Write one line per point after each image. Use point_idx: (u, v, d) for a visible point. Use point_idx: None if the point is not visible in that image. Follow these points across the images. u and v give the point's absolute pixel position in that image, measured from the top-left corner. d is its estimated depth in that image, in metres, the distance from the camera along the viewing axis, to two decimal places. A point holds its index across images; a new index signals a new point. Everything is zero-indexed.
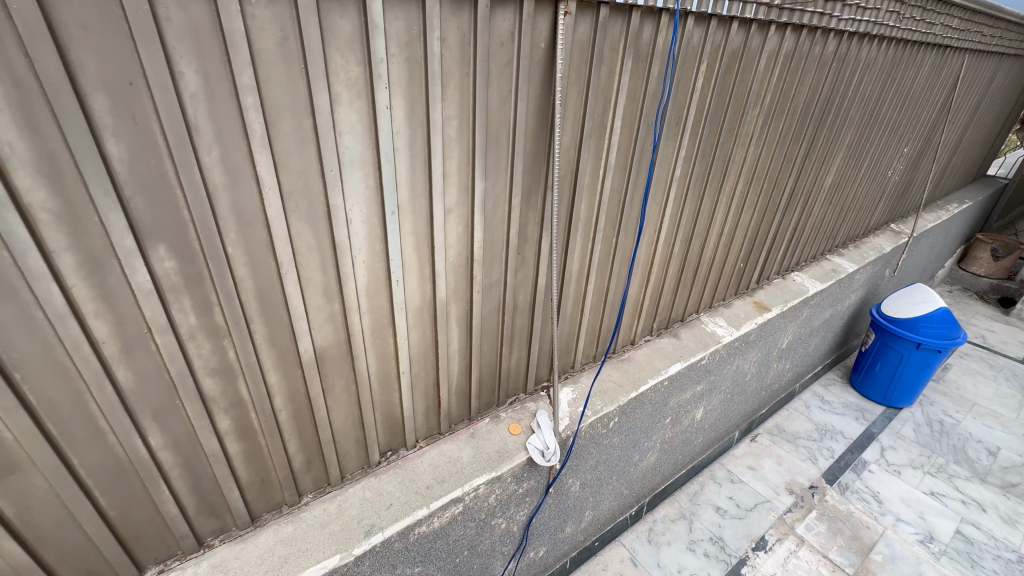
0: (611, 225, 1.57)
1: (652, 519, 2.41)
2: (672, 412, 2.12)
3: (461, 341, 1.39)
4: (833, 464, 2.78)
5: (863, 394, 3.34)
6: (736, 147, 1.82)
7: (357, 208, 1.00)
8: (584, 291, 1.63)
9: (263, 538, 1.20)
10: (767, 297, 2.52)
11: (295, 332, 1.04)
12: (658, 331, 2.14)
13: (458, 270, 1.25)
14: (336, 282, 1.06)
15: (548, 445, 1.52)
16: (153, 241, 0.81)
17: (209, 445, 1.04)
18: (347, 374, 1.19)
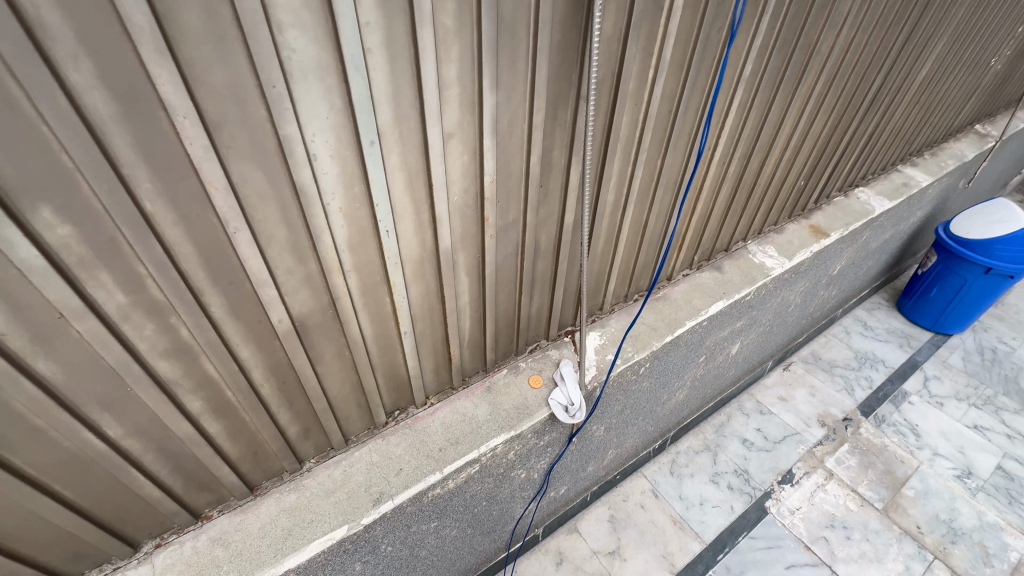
0: (657, 144, 1.25)
1: (675, 451, 2.35)
2: (707, 350, 1.93)
3: (472, 292, 1.18)
4: (870, 395, 2.63)
5: (910, 319, 3.10)
6: (826, 32, 1.41)
7: (321, 139, 0.73)
8: (620, 226, 1.36)
9: (265, 508, 1.11)
10: (824, 220, 2.19)
11: (262, 301, 0.84)
12: (699, 264, 1.88)
13: (465, 211, 1.00)
14: (307, 237, 0.82)
15: (572, 402, 1.38)
16: (31, 202, 0.58)
17: (181, 428, 0.89)
18: (337, 340, 1.00)
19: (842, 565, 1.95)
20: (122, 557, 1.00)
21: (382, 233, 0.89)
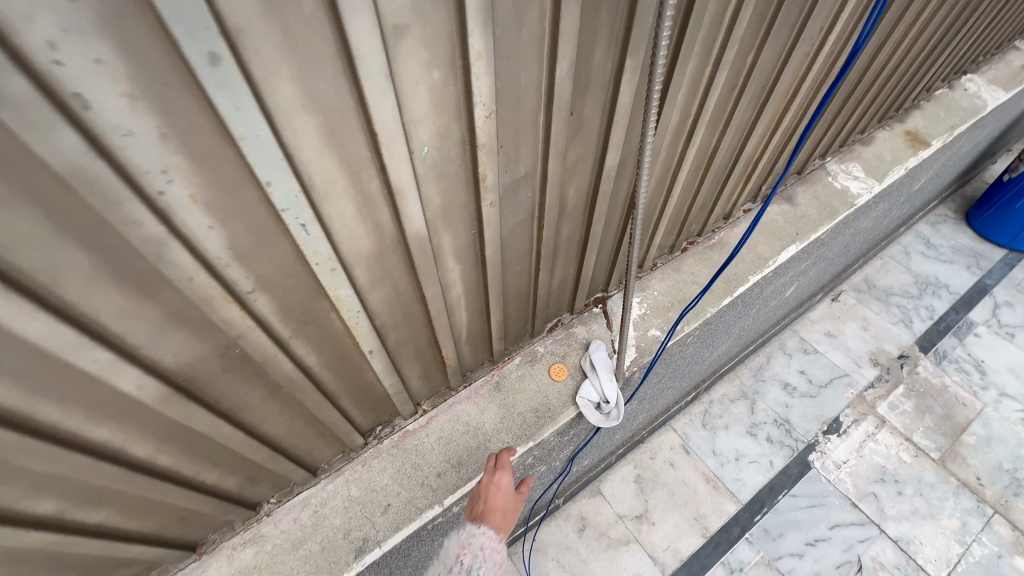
0: (754, 27, 0.79)
1: (708, 400, 2.10)
2: (762, 299, 1.57)
3: (468, 281, 0.80)
4: (931, 327, 2.31)
5: (981, 235, 2.67)
6: None
7: (79, 62, 0.32)
8: (681, 161, 0.93)
9: (214, 572, 0.85)
10: (923, 124, 1.68)
11: (94, 369, 0.47)
12: (766, 194, 1.43)
13: (444, 171, 0.58)
14: (142, 257, 0.43)
15: (608, 399, 1.06)
16: None
17: (35, 539, 0.58)
18: (263, 382, 0.65)
19: (891, 524, 1.78)
20: None
21: (292, 229, 0.50)
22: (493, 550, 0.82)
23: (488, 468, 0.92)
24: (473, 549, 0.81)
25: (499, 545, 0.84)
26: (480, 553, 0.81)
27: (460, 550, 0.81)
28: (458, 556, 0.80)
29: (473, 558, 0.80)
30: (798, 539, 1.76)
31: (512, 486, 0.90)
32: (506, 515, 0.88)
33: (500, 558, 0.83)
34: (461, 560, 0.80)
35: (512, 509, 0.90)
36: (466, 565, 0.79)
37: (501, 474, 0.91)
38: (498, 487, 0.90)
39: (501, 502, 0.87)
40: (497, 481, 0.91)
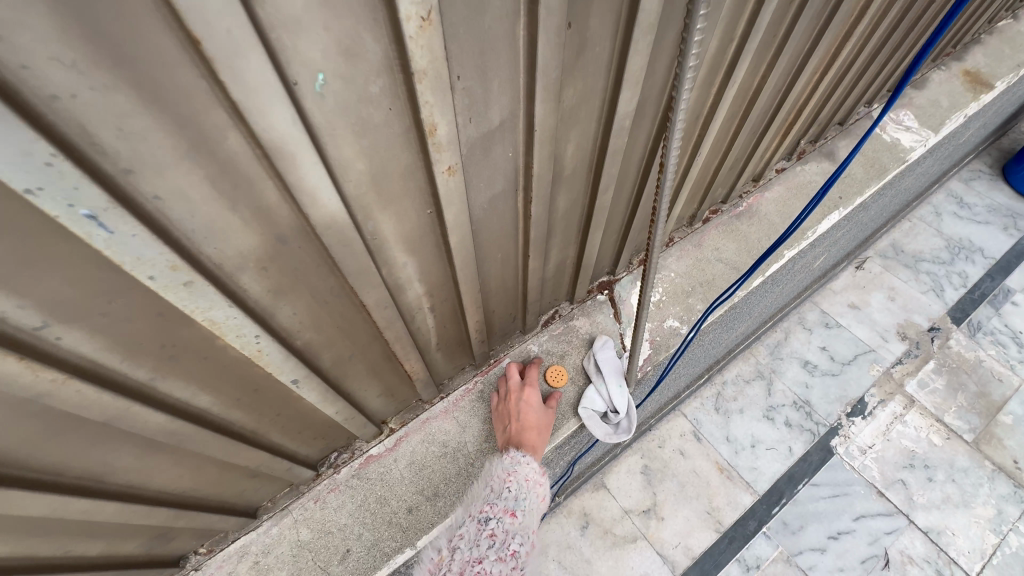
0: None
1: (720, 381, 1.92)
2: (791, 274, 1.36)
3: (430, 278, 0.58)
4: (964, 296, 2.11)
5: (1019, 192, 2.43)
6: None
7: None
8: (717, 103, 0.70)
9: None
10: (984, 63, 1.42)
11: None
12: (802, 150, 1.19)
13: (363, 119, 0.36)
14: None
15: (617, 409, 0.87)
16: None
17: None
18: (129, 439, 0.45)
19: (921, 514, 1.64)
20: None
21: (67, 223, 0.28)
22: (539, 478, 0.75)
23: (516, 389, 0.83)
24: (522, 476, 0.73)
25: (542, 469, 0.77)
26: (529, 481, 0.73)
27: (506, 474, 0.73)
28: (506, 481, 0.72)
29: (523, 485, 0.72)
30: (820, 532, 1.62)
31: (545, 408, 0.82)
32: (542, 437, 0.79)
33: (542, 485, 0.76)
34: (510, 485, 0.72)
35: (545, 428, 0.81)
36: (515, 492, 0.71)
37: (531, 394, 0.82)
38: (530, 407, 0.81)
39: (537, 424, 0.79)
40: (528, 401, 0.82)
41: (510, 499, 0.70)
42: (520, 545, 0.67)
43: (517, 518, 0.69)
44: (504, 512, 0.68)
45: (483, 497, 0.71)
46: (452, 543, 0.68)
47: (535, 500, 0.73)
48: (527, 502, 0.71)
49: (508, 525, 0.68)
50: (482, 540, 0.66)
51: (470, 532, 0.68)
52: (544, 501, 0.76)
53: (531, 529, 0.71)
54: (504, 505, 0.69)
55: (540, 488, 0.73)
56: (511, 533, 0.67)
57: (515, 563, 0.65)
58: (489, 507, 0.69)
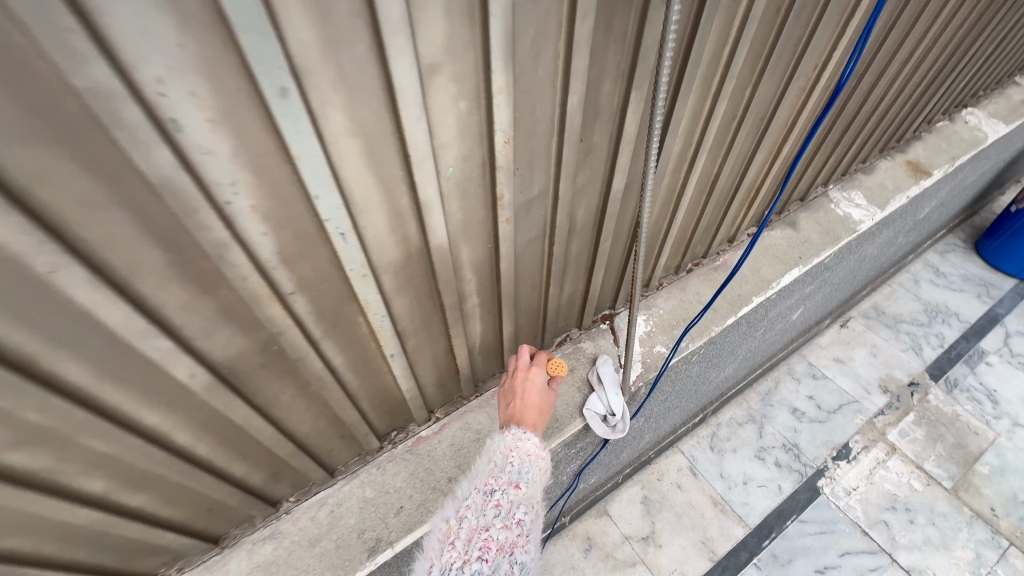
0: (749, 64, 0.85)
1: (715, 423, 2.11)
2: (768, 322, 1.61)
3: (484, 291, 0.85)
4: (941, 356, 2.31)
5: (990, 264, 2.68)
6: None
7: (179, 88, 0.38)
8: (684, 183, 0.99)
9: (235, 565, 0.89)
10: (924, 155, 1.73)
11: (156, 357, 0.54)
12: (769, 219, 1.49)
13: (467, 187, 0.65)
14: (205, 257, 0.50)
15: (614, 411, 1.10)
16: None
17: (84, 515, 0.64)
18: (294, 378, 0.71)
19: (903, 553, 1.75)
20: None
21: (333, 237, 0.56)
22: (539, 452, 0.85)
23: (521, 366, 0.98)
24: (522, 452, 0.83)
25: (541, 441, 0.88)
26: (530, 456, 0.83)
27: (508, 451, 0.83)
28: (508, 457, 0.82)
29: (524, 460, 0.82)
30: (808, 566, 1.74)
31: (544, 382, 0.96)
32: (540, 408, 0.93)
33: (541, 458, 0.87)
34: (512, 461, 0.82)
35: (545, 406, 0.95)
36: (517, 467, 0.81)
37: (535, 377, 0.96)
38: (533, 389, 0.94)
39: (534, 398, 0.93)
40: (531, 381, 0.96)
41: (513, 473, 0.80)
42: (523, 513, 0.76)
43: (521, 489, 0.78)
44: (508, 485, 0.78)
45: (488, 471, 0.81)
46: (460, 513, 0.76)
47: (536, 473, 0.82)
48: (528, 475, 0.81)
49: (512, 496, 0.77)
50: (488, 510, 0.75)
51: (476, 503, 0.76)
52: (545, 472, 0.86)
53: (534, 498, 0.80)
54: (508, 478, 0.79)
55: (540, 462, 0.83)
56: (515, 503, 0.77)
57: (520, 529, 0.74)
58: (494, 479, 0.79)
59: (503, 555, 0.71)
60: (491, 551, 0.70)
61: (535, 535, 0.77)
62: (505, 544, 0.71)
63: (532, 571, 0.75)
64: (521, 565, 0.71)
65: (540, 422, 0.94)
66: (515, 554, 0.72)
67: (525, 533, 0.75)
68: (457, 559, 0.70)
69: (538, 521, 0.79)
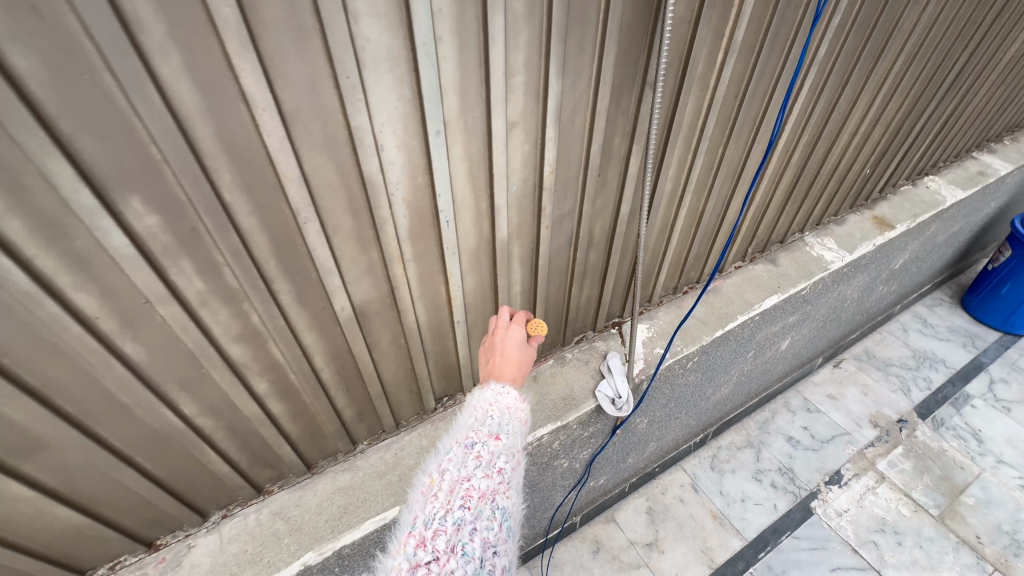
0: (719, 132, 1.18)
1: (716, 446, 2.30)
2: (756, 345, 1.87)
3: (525, 282, 1.16)
4: (928, 397, 2.50)
5: (975, 317, 2.92)
6: (910, 8, 1.28)
7: (389, 128, 0.73)
8: (675, 215, 1.31)
9: (321, 487, 1.16)
10: (889, 211, 2.05)
11: (327, 289, 0.86)
12: (753, 256, 1.80)
13: (523, 201, 0.98)
14: (370, 226, 0.83)
15: (620, 394, 1.36)
16: (123, 192, 0.60)
17: (249, 408, 0.94)
18: (393, 328, 1.02)
19: (891, 571, 1.88)
20: (193, 524, 1.08)
21: (444, 225, 0.90)
22: (517, 407, 0.86)
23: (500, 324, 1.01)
24: (502, 405, 0.85)
25: (521, 396, 0.89)
26: (510, 408, 0.85)
27: (487, 405, 0.84)
28: (488, 411, 0.83)
29: (503, 413, 0.84)
30: None
31: (521, 335, 0.98)
32: (518, 361, 0.95)
33: (521, 412, 0.88)
34: (492, 414, 0.83)
35: (522, 360, 0.96)
36: (497, 421, 0.82)
37: (512, 334, 0.98)
38: (510, 345, 0.97)
39: (511, 351, 0.95)
40: (509, 337, 0.98)
41: (494, 425, 0.81)
42: (503, 462, 0.77)
43: (501, 440, 0.79)
44: (488, 436, 0.79)
45: (468, 426, 0.82)
46: (441, 467, 0.76)
47: (516, 425, 0.84)
48: (508, 427, 0.82)
49: (493, 446, 0.78)
50: (469, 461, 0.76)
51: (458, 455, 0.77)
52: (524, 425, 0.88)
53: (514, 448, 0.82)
54: (488, 431, 0.80)
55: (520, 413, 0.85)
56: (496, 453, 0.78)
57: (501, 477, 0.75)
58: (474, 433, 0.80)
59: (485, 502, 0.71)
60: (473, 498, 0.71)
61: (517, 482, 0.79)
62: (487, 491, 0.72)
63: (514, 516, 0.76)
64: (503, 511, 0.72)
65: (520, 376, 0.95)
66: (498, 500, 0.73)
67: (507, 481, 0.76)
68: (440, 507, 0.70)
69: (518, 469, 0.80)
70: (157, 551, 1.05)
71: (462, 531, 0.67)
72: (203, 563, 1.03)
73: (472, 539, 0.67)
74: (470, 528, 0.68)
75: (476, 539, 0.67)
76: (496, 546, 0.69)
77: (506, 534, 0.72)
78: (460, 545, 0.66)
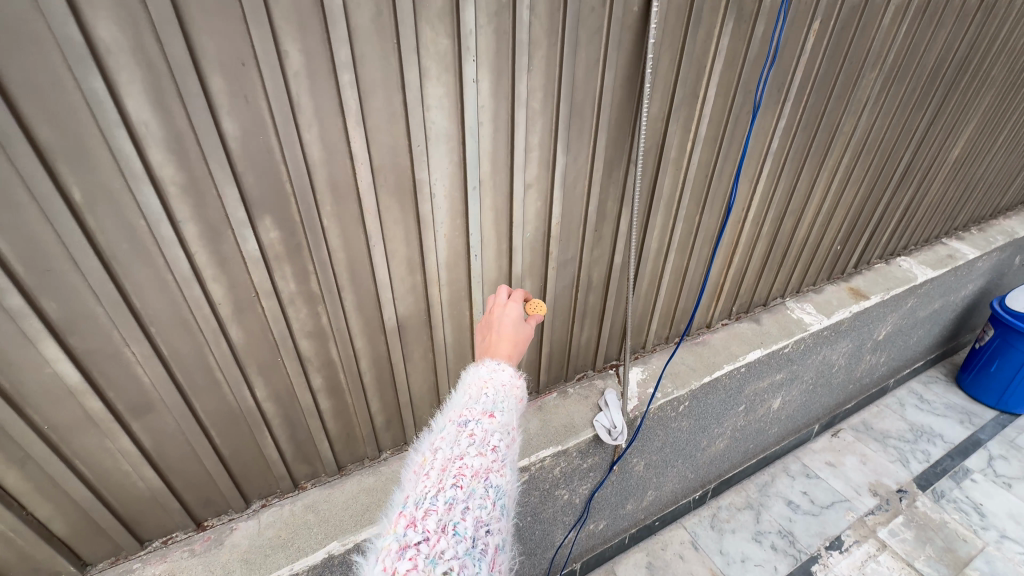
0: (695, 203, 1.47)
1: (716, 506, 2.35)
2: (746, 399, 2.01)
3: None
4: (927, 469, 2.54)
5: (971, 395, 3.01)
6: (846, 116, 1.62)
7: (440, 182, 1.02)
8: (661, 270, 1.56)
9: (348, 486, 1.31)
10: (864, 284, 2.28)
11: (380, 301, 1.11)
12: (738, 315, 2.02)
13: (534, 244, 1.25)
14: (418, 254, 1.09)
15: (615, 424, 1.51)
16: (262, 213, 0.88)
17: (304, 399, 1.15)
18: (425, 342, 1.25)
19: None
20: (237, 510, 1.23)
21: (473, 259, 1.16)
22: (514, 386, 0.72)
23: (497, 303, 0.90)
24: (497, 382, 0.71)
25: (517, 375, 0.76)
26: (505, 386, 0.71)
27: (482, 383, 0.71)
28: (482, 388, 0.70)
29: (499, 390, 0.70)
30: None
31: (519, 311, 0.86)
32: (516, 339, 0.82)
33: (518, 391, 0.74)
34: (487, 392, 0.69)
35: (521, 338, 0.84)
36: (492, 398, 0.69)
37: (508, 312, 0.86)
38: (507, 322, 0.85)
39: (508, 328, 0.83)
40: (506, 314, 0.87)
41: (488, 402, 0.67)
42: (500, 441, 0.63)
43: (497, 417, 0.65)
44: (483, 413, 0.65)
45: (459, 405, 0.68)
46: (430, 446, 0.63)
47: (513, 404, 0.70)
48: (505, 405, 0.68)
49: (488, 425, 0.64)
50: (461, 440, 0.62)
51: (449, 434, 0.63)
52: (522, 407, 0.73)
53: (511, 429, 0.68)
54: (482, 408, 0.66)
55: (518, 390, 0.71)
56: (490, 431, 0.64)
57: (498, 456, 0.62)
58: (467, 411, 0.66)
59: (479, 481, 0.58)
60: (466, 477, 0.57)
61: (513, 465, 0.65)
62: (481, 469, 0.59)
63: (511, 501, 0.63)
64: (499, 491, 0.59)
65: (518, 354, 0.82)
66: (493, 479, 0.59)
67: (504, 463, 0.62)
68: (430, 486, 0.56)
69: (515, 452, 0.66)
70: (204, 530, 1.20)
71: (454, 511, 0.54)
72: (242, 544, 1.17)
73: (465, 519, 0.54)
74: (463, 507, 0.55)
75: (469, 519, 0.54)
76: (490, 526, 0.56)
77: (502, 516, 0.58)
78: (452, 525, 0.53)
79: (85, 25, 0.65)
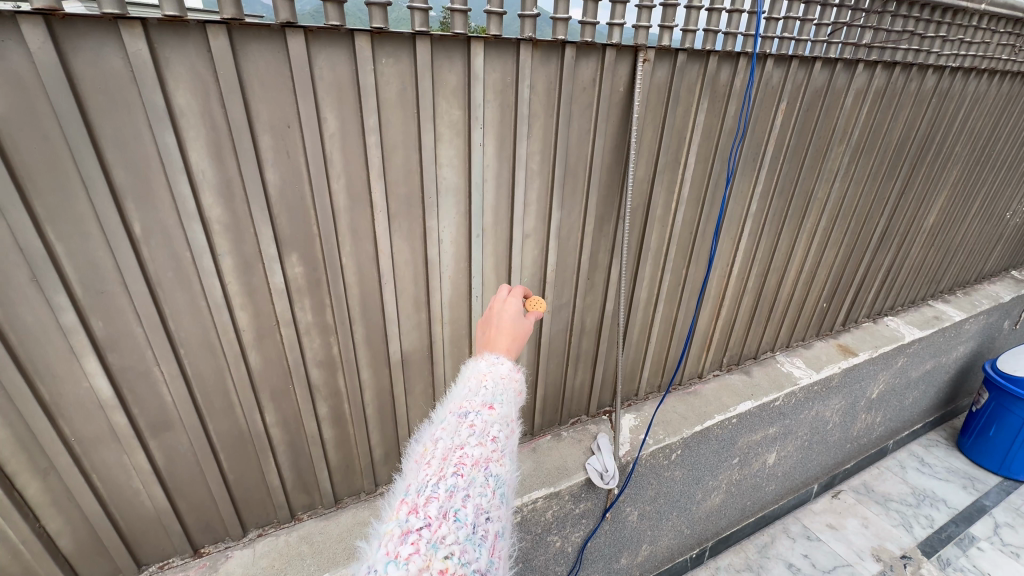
0: (681, 257, 1.60)
1: (714, 566, 2.29)
2: (740, 452, 2.03)
3: (530, 357, 1.47)
4: (932, 535, 2.48)
5: (973, 460, 2.98)
6: (819, 183, 1.77)
7: (448, 229, 1.15)
8: (651, 318, 1.66)
9: (343, 518, 1.34)
10: (852, 340, 2.36)
11: (387, 336, 1.20)
12: (729, 366, 2.09)
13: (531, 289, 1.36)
14: (424, 293, 1.20)
15: (607, 467, 1.54)
16: (289, 250, 1.00)
17: (310, 427, 1.21)
18: (426, 377, 1.33)
19: None
20: (233, 538, 1.26)
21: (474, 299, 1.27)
22: (512, 378, 0.80)
23: (498, 299, 0.97)
24: (496, 375, 0.79)
25: (516, 367, 0.84)
26: (504, 378, 0.79)
27: (481, 375, 0.79)
28: (482, 380, 0.78)
29: (498, 382, 0.78)
30: None
31: (518, 307, 0.93)
32: (515, 331, 0.89)
33: (517, 382, 0.82)
34: (486, 383, 0.77)
35: (522, 330, 0.91)
36: (490, 390, 0.77)
37: (508, 305, 0.93)
38: (507, 315, 0.91)
39: (508, 323, 0.90)
40: (506, 309, 0.93)
41: (488, 395, 0.75)
42: (499, 432, 0.71)
43: (495, 409, 0.73)
44: (482, 405, 0.73)
45: (460, 397, 0.76)
46: (432, 436, 0.70)
47: (512, 395, 0.78)
48: (503, 397, 0.76)
49: (487, 416, 0.72)
50: (462, 431, 0.69)
51: (450, 425, 0.71)
52: (520, 398, 0.81)
53: (510, 420, 0.75)
54: (482, 401, 0.74)
55: (515, 381, 0.79)
56: (489, 423, 0.71)
57: (496, 446, 0.69)
58: (467, 403, 0.74)
59: (479, 470, 0.65)
60: (466, 467, 0.65)
61: (511, 453, 0.72)
62: (481, 458, 0.66)
63: (510, 488, 0.70)
64: (496, 479, 0.66)
65: (518, 345, 0.89)
66: (492, 468, 0.66)
67: (502, 452, 0.69)
68: (432, 475, 0.63)
69: (513, 441, 0.74)
70: (200, 557, 1.23)
71: (455, 498, 0.61)
72: (236, 572, 1.19)
73: (465, 506, 0.61)
74: (463, 495, 0.61)
75: (469, 506, 0.61)
76: (490, 513, 0.62)
77: (501, 502, 0.65)
78: (452, 512, 0.60)
79: (167, 93, 0.80)
